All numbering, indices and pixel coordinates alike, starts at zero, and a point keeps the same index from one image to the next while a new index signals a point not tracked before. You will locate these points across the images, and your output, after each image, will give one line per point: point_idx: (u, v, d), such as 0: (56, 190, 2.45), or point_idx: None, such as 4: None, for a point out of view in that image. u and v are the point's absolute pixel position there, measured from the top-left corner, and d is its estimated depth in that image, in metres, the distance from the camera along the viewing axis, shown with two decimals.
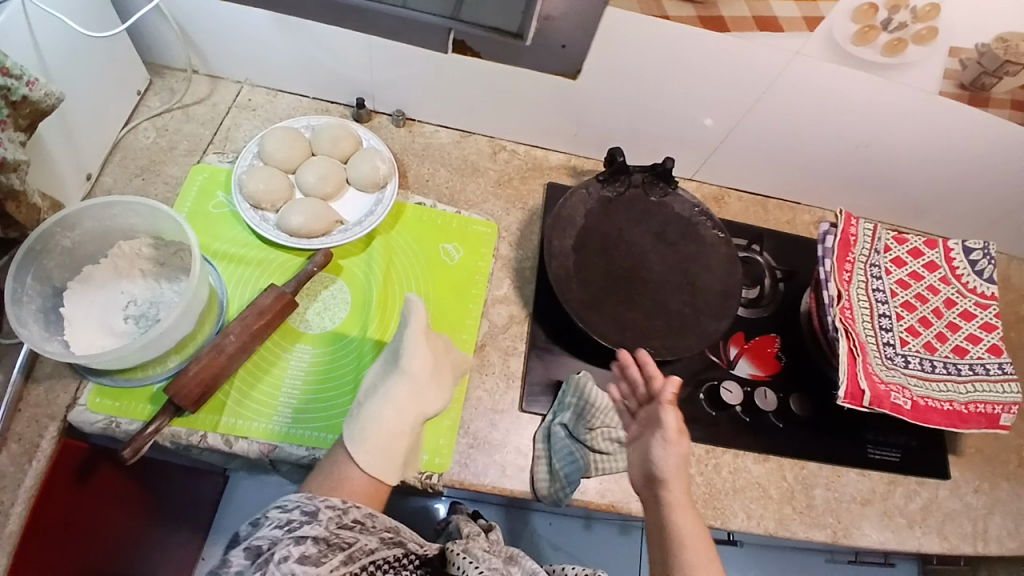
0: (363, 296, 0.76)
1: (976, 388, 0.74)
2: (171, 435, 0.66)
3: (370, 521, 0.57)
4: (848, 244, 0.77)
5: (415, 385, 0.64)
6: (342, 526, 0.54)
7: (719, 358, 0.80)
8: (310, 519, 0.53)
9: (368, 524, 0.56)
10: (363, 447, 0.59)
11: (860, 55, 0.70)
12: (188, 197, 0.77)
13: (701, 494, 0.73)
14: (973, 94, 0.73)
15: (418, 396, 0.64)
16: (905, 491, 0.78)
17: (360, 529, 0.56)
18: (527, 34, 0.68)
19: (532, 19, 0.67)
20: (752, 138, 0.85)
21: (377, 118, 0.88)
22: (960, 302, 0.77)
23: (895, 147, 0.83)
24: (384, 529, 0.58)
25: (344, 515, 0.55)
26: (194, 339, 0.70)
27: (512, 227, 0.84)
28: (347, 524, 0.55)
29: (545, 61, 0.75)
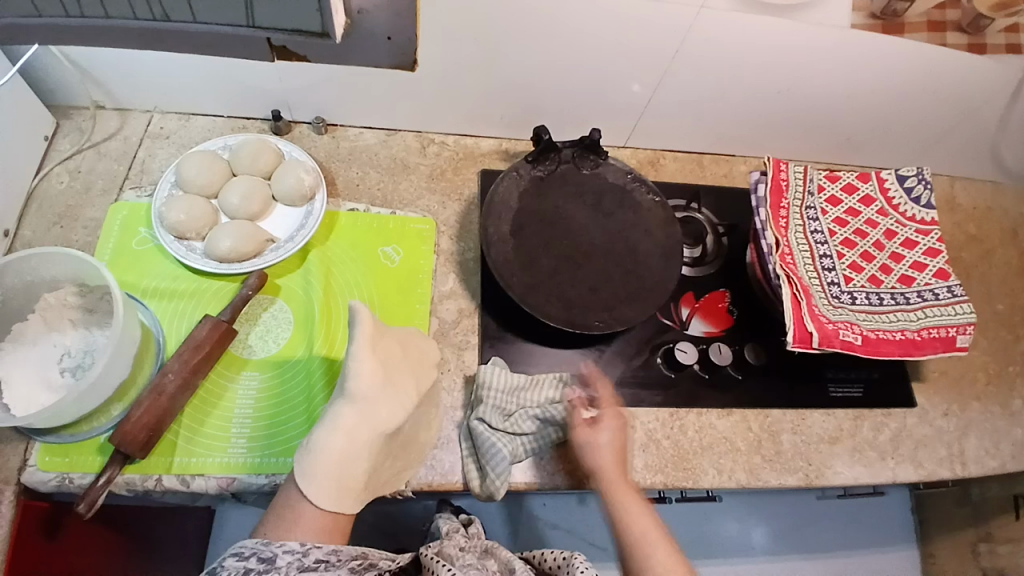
0: (305, 312, 0.74)
1: (926, 314, 0.74)
2: (125, 484, 0.65)
3: (335, 556, 0.57)
4: (781, 190, 0.77)
5: (366, 405, 0.61)
6: (305, 569, 0.55)
7: (672, 321, 0.79)
8: (268, 568, 0.54)
9: (333, 560, 0.56)
10: (313, 486, 0.58)
11: (767, 1, 0.70)
12: (110, 238, 0.75)
13: (670, 457, 0.73)
14: (886, 23, 0.73)
15: (370, 417, 0.61)
16: (872, 423, 0.79)
17: (324, 568, 0.56)
18: (332, 32, 0.70)
19: (332, 17, 0.68)
20: (676, 96, 0.84)
21: (298, 128, 0.86)
22: (900, 232, 0.78)
23: (819, 85, 0.83)
24: (352, 561, 0.58)
25: (304, 558, 0.55)
26: (135, 381, 0.68)
27: (450, 220, 0.83)
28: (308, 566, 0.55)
29: (370, 52, 0.74)
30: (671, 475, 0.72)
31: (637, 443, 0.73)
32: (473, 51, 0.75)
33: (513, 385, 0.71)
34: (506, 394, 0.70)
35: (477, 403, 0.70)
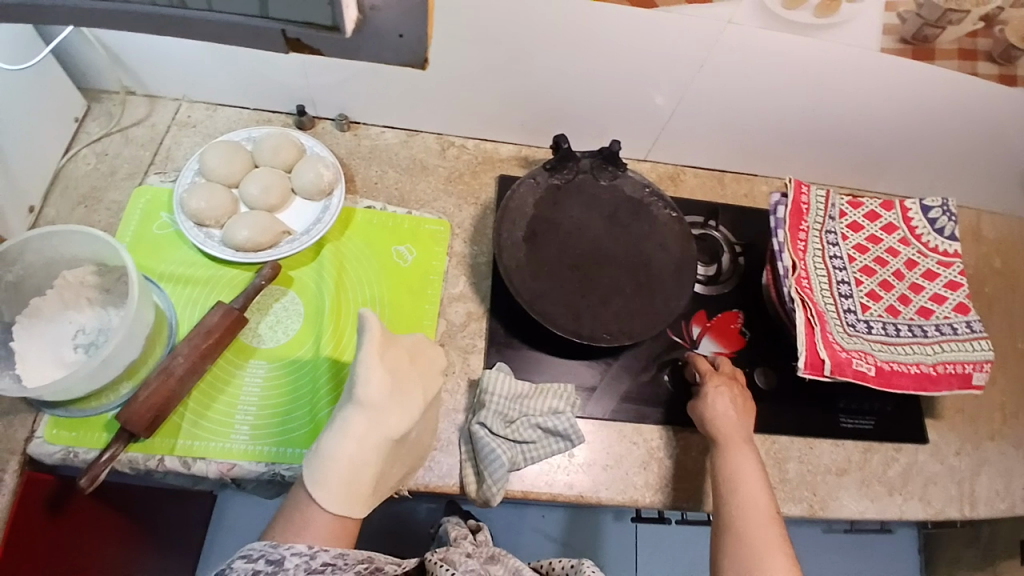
0: (316, 305, 0.75)
1: (944, 348, 0.73)
2: (129, 461, 0.66)
3: (342, 560, 0.55)
4: (801, 212, 0.76)
5: (376, 411, 0.62)
6: (311, 572, 0.54)
7: (683, 339, 0.79)
8: (275, 569, 0.53)
9: (340, 563, 0.55)
10: (325, 490, 0.58)
11: (795, 20, 0.69)
12: (131, 221, 0.76)
13: (672, 477, 0.72)
14: (916, 48, 0.72)
15: (380, 423, 0.62)
16: (882, 457, 0.77)
17: (331, 571, 0.54)
18: None
19: None
20: (699, 112, 0.83)
21: (321, 123, 0.87)
22: (921, 263, 0.76)
23: (845, 107, 0.81)
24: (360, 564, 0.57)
25: (312, 561, 0.54)
26: (146, 362, 0.69)
27: (465, 223, 0.83)
28: (315, 569, 0.54)
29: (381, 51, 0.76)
30: (672, 495, 0.71)
31: (640, 460, 0.72)
32: (495, 55, 0.75)
33: (516, 392, 0.70)
34: (508, 400, 0.70)
35: (479, 407, 0.70)
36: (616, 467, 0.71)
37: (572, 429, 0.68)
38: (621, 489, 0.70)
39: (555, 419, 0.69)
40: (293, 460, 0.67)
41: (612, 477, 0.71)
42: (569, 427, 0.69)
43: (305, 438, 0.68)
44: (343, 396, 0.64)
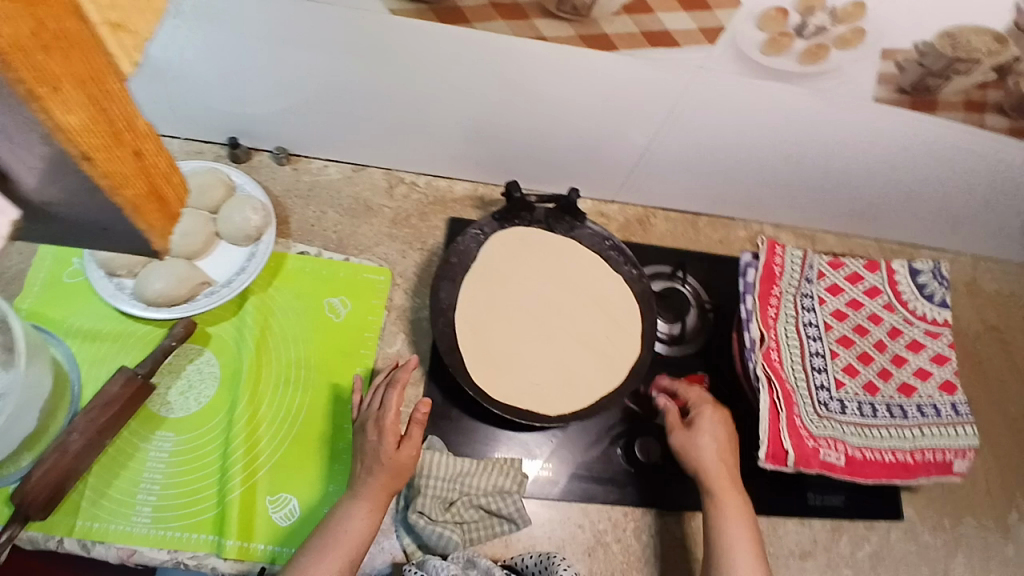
0: (233, 367, 0.67)
1: (923, 433, 0.67)
2: (29, 541, 0.60)
3: None
4: (772, 276, 0.69)
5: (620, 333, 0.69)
6: None
7: (639, 406, 0.72)
8: None
9: None
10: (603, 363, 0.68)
11: (774, 66, 0.61)
12: (40, 269, 0.70)
13: (618, 564, 0.67)
14: (916, 97, 0.64)
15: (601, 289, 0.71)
16: (850, 538, 0.73)
17: None
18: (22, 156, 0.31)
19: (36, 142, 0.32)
20: (671, 158, 0.76)
21: (257, 155, 0.79)
22: (906, 331, 0.71)
23: (837, 151, 0.74)
24: None
25: None
26: (47, 429, 0.64)
27: (408, 272, 0.76)
28: None
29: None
30: None
31: (583, 546, 0.67)
32: (432, 79, 0.65)
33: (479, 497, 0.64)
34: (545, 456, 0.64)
35: (415, 491, 0.64)
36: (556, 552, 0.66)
37: (521, 513, 0.64)
38: None
39: (501, 501, 0.64)
40: (198, 547, 0.60)
41: None
42: (516, 511, 0.64)
43: (212, 523, 0.61)
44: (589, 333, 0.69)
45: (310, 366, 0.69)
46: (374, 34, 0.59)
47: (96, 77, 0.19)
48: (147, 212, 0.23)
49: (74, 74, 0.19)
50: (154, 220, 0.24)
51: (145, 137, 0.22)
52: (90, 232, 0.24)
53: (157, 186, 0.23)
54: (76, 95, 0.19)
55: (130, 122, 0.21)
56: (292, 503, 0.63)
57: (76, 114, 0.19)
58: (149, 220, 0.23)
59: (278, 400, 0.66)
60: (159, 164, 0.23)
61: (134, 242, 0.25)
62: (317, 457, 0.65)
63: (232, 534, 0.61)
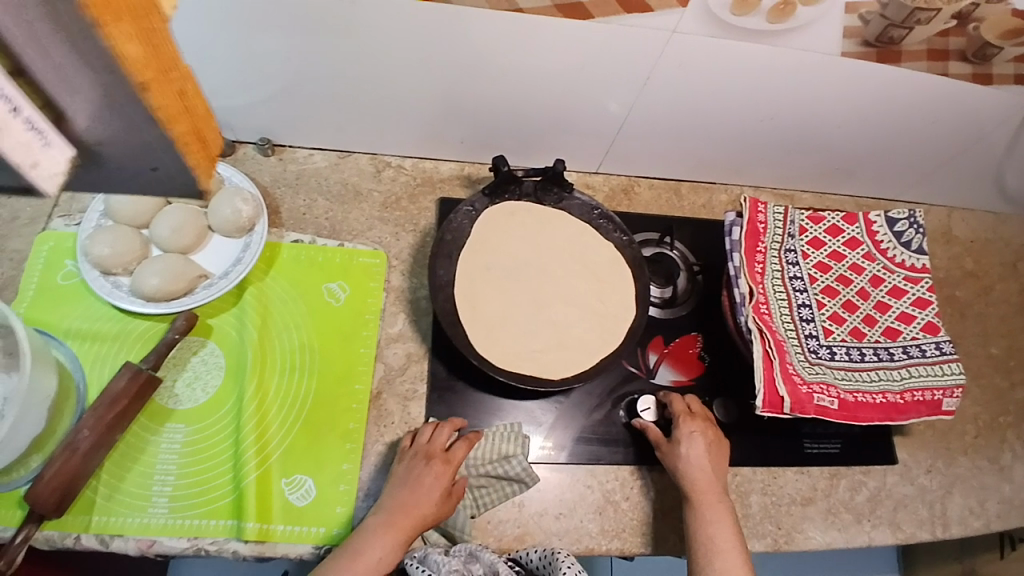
0: (237, 357, 0.68)
1: (911, 373, 0.70)
2: (44, 541, 0.60)
3: None
4: (757, 232, 0.72)
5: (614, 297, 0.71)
6: None
7: (639, 368, 0.74)
8: None
9: None
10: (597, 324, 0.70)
11: (744, 25, 0.63)
12: (33, 273, 0.70)
13: (630, 522, 0.69)
14: (881, 50, 0.67)
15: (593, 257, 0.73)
16: (849, 482, 0.76)
17: None
18: None
19: None
20: (652, 125, 0.78)
21: (242, 148, 0.79)
22: (887, 279, 0.73)
23: (810, 108, 0.77)
24: None
25: None
26: (53, 431, 0.64)
27: (402, 254, 0.77)
28: None
29: None
30: (629, 541, 0.68)
31: (594, 506, 0.69)
32: (412, 59, 0.66)
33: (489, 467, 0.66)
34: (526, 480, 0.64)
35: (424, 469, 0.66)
36: (569, 515, 0.68)
37: (525, 471, 0.66)
38: (576, 539, 0.67)
39: (505, 465, 0.66)
40: (217, 533, 0.61)
41: (566, 527, 0.67)
42: (521, 470, 0.66)
43: (229, 509, 0.62)
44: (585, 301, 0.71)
45: (314, 350, 0.69)
46: (355, 15, 0.60)
47: (146, 9, 0.19)
48: (191, 151, 0.23)
49: (128, 6, 0.18)
50: (200, 160, 0.24)
51: (185, 77, 0.22)
52: (116, 187, 0.25)
53: (200, 127, 0.23)
54: (129, 27, 0.19)
55: (173, 62, 0.21)
56: (308, 484, 0.64)
57: (129, 45, 0.19)
58: (194, 157, 0.23)
59: (285, 386, 0.67)
60: (200, 107, 0.23)
61: (163, 189, 0.25)
62: (327, 439, 0.66)
63: (250, 517, 0.61)
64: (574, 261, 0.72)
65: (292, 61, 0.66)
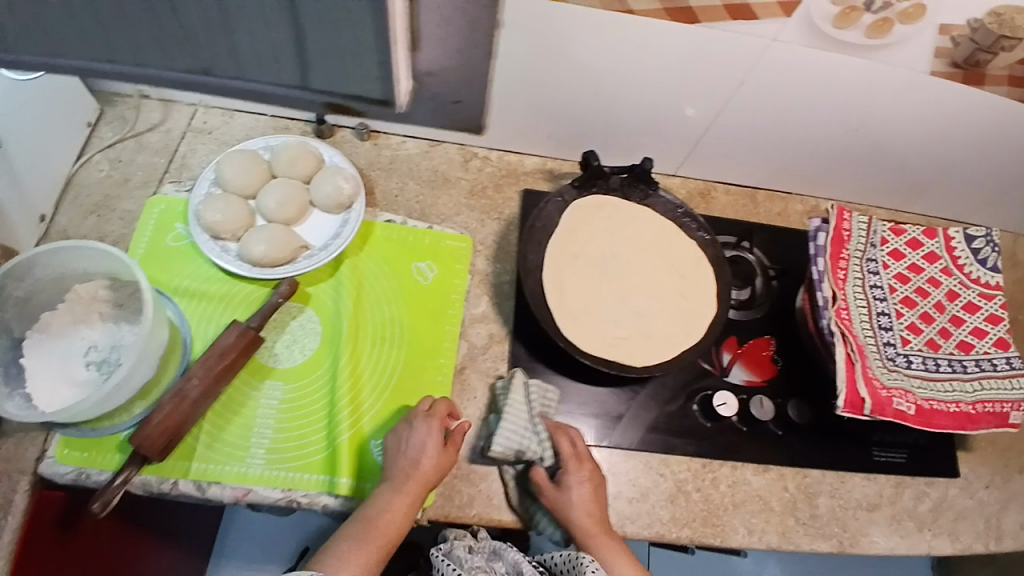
0: (333, 323, 0.71)
1: (983, 386, 0.71)
2: (142, 484, 0.63)
3: None
4: (842, 239, 0.74)
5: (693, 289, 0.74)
6: None
7: (713, 366, 0.77)
8: None
9: None
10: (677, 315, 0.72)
11: (843, 39, 0.66)
12: (144, 234, 0.74)
13: (699, 512, 0.70)
14: (967, 72, 0.69)
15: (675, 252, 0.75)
16: (913, 492, 0.76)
17: None
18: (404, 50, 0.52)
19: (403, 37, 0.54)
20: (735, 131, 0.80)
21: (340, 131, 0.84)
22: (963, 294, 0.75)
23: (893, 124, 0.78)
24: None
25: None
26: (158, 381, 0.67)
27: (487, 240, 0.80)
28: None
29: None
30: (699, 530, 0.69)
31: (665, 493, 0.70)
32: (518, 54, 0.70)
33: (522, 422, 0.67)
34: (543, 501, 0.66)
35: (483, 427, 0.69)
36: (640, 500, 0.69)
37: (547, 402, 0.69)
38: (647, 523, 0.69)
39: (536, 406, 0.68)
40: (310, 487, 0.64)
41: (639, 511, 0.69)
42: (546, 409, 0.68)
43: (322, 465, 0.65)
44: (666, 293, 0.74)
45: (405, 322, 0.73)
46: (475, 8, 0.64)
47: None
48: None
49: None
50: None
51: None
52: None
53: None
54: None
55: None
56: None
57: None
58: None
59: (376, 354, 0.70)
60: None
61: None
62: (415, 407, 0.69)
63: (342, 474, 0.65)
64: (657, 255, 0.75)
65: (455, 57, 0.68)
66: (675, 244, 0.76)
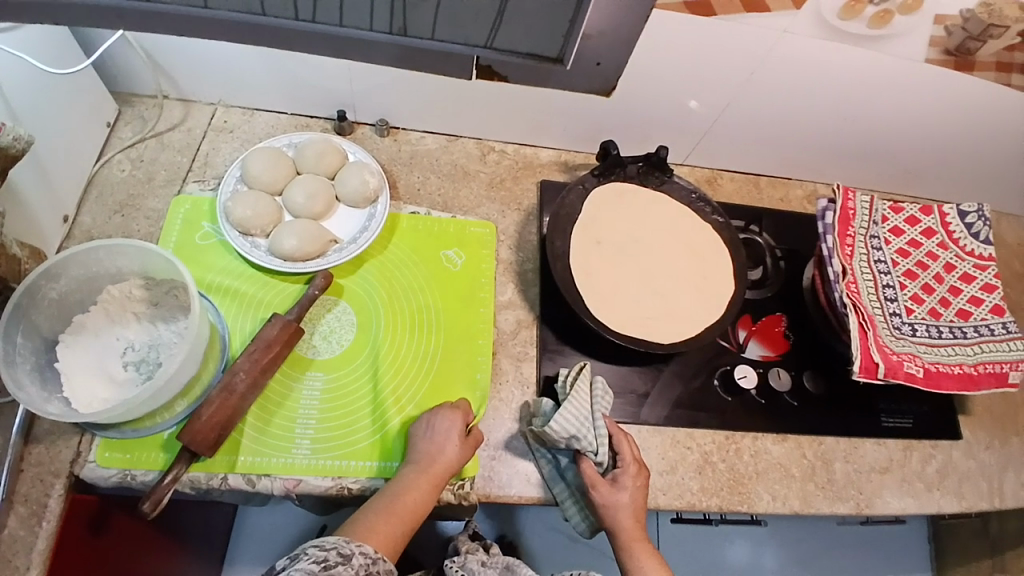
0: (368, 315, 0.73)
1: (983, 349, 0.76)
2: (190, 482, 0.63)
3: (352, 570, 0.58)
4: (848, 218, 0.78)
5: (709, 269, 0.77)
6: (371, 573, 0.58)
7: (730, 343, 0.80)
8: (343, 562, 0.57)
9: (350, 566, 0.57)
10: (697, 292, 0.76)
11: (848, 30, 0.70)
12: (172, 233, 0.75)
13: (726, 481, 0.73)
14: (958, 59, 0.74)
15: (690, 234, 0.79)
16: (920, 455, 0.80)
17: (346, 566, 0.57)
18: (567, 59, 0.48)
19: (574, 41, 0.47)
20: (742, 120, 0.84)
21: (360, 129, 0.85)
22: (959, 266, 0.80)
23: (890, 110, 0.83)
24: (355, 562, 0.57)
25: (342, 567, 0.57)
26: (199, 379, 0.68)
27: (510, 229, 0.82)
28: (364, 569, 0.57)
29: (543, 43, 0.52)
30: (726, 498, 0.72)
31: (693, 465, 0.73)
32: None
33: (585, 412, 0.67)
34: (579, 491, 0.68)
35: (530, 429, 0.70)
36: (670, 472, 0.72)
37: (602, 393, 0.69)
38: (677, 494, 0.71)
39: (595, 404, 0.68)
40: (358, 473, 0.65)
41: (669, 482, 0.72)
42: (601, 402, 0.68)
43: (369, 451, 0.67)
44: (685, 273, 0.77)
45: (438, 310, 0.75)
46: None
47: None
48: None
49: None
50: None
51: None
52: None
53: None
54: None
55: None
56: None
57: None
58: None
59: (413, 342, 0.72)
60: None
61: None
62: (454, 391, 0.71)
63: (390, 459, 0.66)
64: (674, 238, 0.79)
65: None
66: (690, 227, 0.80)
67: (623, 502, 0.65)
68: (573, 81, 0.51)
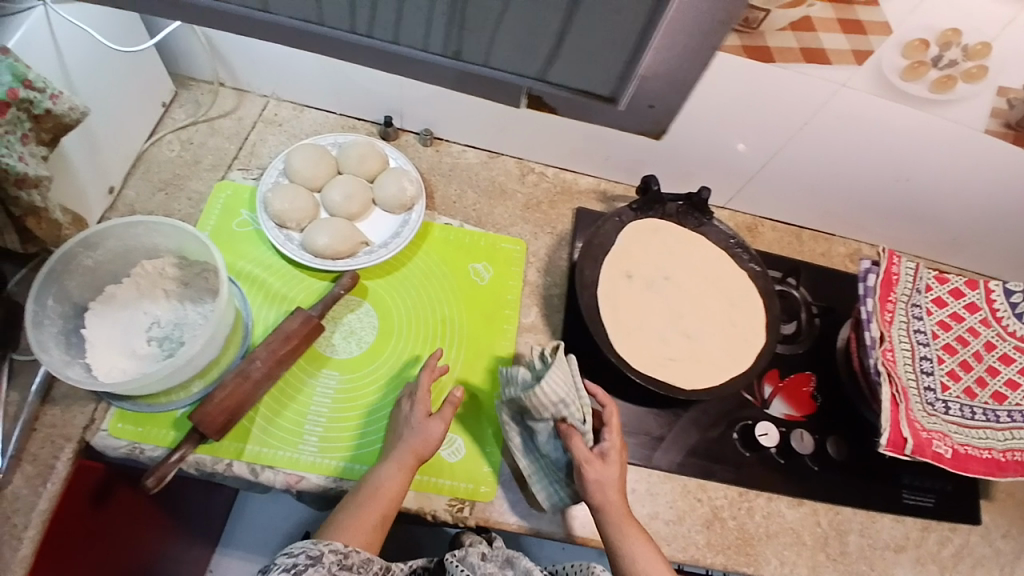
0: (391, 319, 0.73)
1: (1015, 436, 0.73)
2: (196, 463, 0.63)
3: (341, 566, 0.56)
4: (891, 282, 0.76)
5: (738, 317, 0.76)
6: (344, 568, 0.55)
7: (754, 398, 0.78)
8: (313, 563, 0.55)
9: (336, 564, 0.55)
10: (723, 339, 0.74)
11: (907, 90, 0.68)
12: (211, 217, 0.76)
13: (733, 540, 0.71)
14: (1019, 133, 0.72)
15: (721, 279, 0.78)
16: (938, 537, 0.77)
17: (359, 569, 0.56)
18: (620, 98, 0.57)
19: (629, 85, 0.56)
20: (789, 169, 0.83)
21: (404, 136, 0.86)
22: (999, 346, 0.76)
23: (942, 177, 0.81)
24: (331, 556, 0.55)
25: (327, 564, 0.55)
26: (219, 363, 0.69)
27: (540, 252, 0.82)
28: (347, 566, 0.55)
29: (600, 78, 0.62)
30: (732, 558, 0.70)
31: (701, 518, 0.71)
32: None
33: (567, 384, 0.62)
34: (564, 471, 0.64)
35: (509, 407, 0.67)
36: (677, 522, 0.70)
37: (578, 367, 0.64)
38: (681, 546, 0.69)
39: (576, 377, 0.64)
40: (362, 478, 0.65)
41: (674, 532, 0.70)
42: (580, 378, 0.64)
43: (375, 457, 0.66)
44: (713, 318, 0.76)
45: (461, 322, 0.74)
46: None
47: None
48: None
49: None
50: None
51: None
52: None
53: None
54: None
55: None
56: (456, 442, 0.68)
57: None
58: None
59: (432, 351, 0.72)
60: None
61: None
62: (467, 407, 0.70)
63: None
64: (706, 281, 0.77)
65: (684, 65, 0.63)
66: (723, 271, 0.78)
67: (606, 475, 0.61)
68: (629, 117, 0.71)
